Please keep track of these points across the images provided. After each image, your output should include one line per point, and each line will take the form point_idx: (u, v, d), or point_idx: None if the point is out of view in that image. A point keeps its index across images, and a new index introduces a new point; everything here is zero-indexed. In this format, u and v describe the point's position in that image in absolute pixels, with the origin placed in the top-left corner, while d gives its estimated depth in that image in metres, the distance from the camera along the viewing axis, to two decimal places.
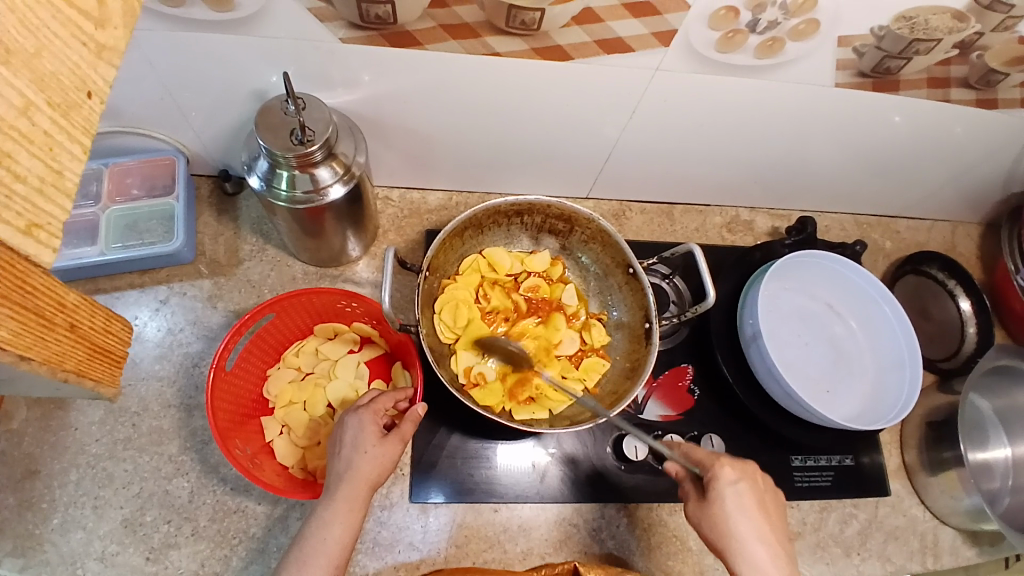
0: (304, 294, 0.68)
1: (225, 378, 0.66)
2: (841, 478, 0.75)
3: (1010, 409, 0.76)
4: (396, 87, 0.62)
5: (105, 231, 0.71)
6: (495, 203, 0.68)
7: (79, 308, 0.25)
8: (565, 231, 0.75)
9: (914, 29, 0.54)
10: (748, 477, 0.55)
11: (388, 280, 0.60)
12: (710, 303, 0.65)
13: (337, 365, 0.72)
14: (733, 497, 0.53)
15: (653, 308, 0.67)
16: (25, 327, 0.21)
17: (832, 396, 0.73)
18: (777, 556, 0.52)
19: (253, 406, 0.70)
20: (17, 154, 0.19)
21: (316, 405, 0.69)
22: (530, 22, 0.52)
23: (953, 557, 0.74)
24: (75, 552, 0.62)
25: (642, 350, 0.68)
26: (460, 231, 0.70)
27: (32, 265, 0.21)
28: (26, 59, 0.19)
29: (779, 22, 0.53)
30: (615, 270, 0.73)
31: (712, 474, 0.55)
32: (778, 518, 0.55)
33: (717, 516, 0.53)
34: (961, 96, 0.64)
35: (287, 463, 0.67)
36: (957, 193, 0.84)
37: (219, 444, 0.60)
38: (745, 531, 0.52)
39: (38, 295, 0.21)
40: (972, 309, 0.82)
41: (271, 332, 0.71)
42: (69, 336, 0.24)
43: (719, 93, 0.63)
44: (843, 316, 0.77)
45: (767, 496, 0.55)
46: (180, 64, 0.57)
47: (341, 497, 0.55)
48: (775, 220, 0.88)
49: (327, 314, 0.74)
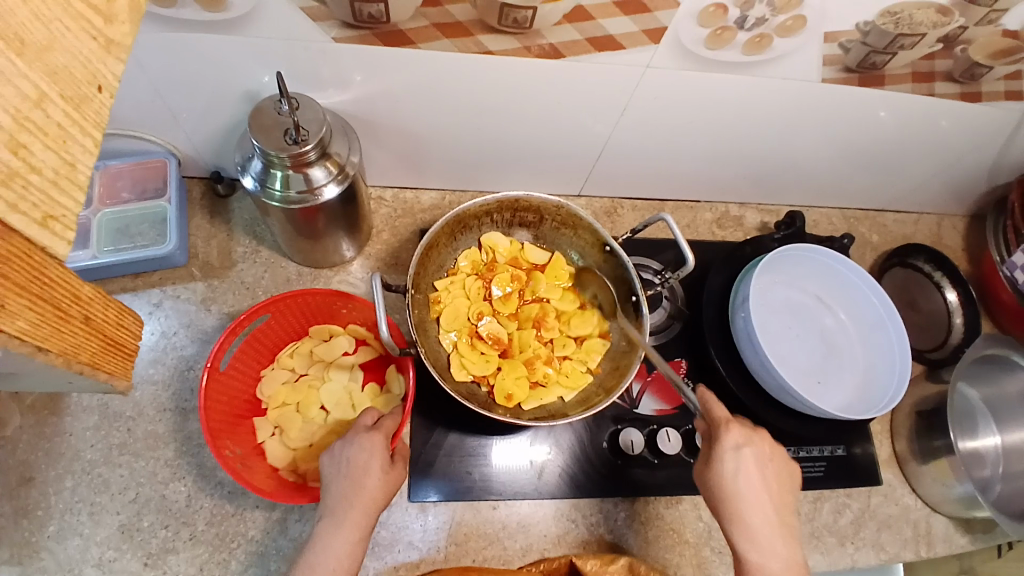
0: (298, 295, 0.68)
1: (217, 379, 0.66)
2: (834, 468, 0.76)
3: (998, 398, 0.77)
4: (389, 86, 0.62)
5: (96, 235, 0.71)
6: (465, 207, 0.68)
7: (93, 300, 0.24)
8: (535, 221, 0.74)
9: (898, 24, 0.55)
10: (753, 442, 0.55)
11: (381, 305, 0.59)
12: (689, 265, 0.68)
13: (331, 367, 0.72)
14: (733, 461, 0.54)
15: (637, 281, 0.67)
16: (43, 319, 0.21)
17: (823, 387, 0.74)
18: (774, 520, 0.54)
19: (244, 407, 0.70)
20: (32, 146, 0.19)
21: (310, 406, 0.69)
22: (522, 21, 0.53)
23: (946, 545, 0.76)
24: (72, 559, 0.61)
25: (632, 325, 0.69)
26: (434, 242, 0.69)
27: (46, 257, 0.20)
28: (39, 51, 0.19)
29: (767, 19, 0.54)
30: (591, 250, 0.73)
31: (716, 436, 0.56)
32: (778, 481, 0.56)
33: (716, 478, 0.55)
34: (946, 90, 0.66)
35: (278, 465, 0.67)
36: (942, 186, 0.86)
37: (210, 445, 0.60)
38: (740, 496, 0.54)
39: (55, 287, 0.21)
40: (959, 300, 0.83)
41: (265, 333, 0.71)
42: (83, 328, 0.24)
43: (708, 91, 0.64)
44: (833, 308, 0.78)
45: (769, 460, 0.55)
46: (172, 65, 0.57)
47: (351, 523, 0.55)
48: (764, 215, 0.89)
49: (322, 316, 0.73)
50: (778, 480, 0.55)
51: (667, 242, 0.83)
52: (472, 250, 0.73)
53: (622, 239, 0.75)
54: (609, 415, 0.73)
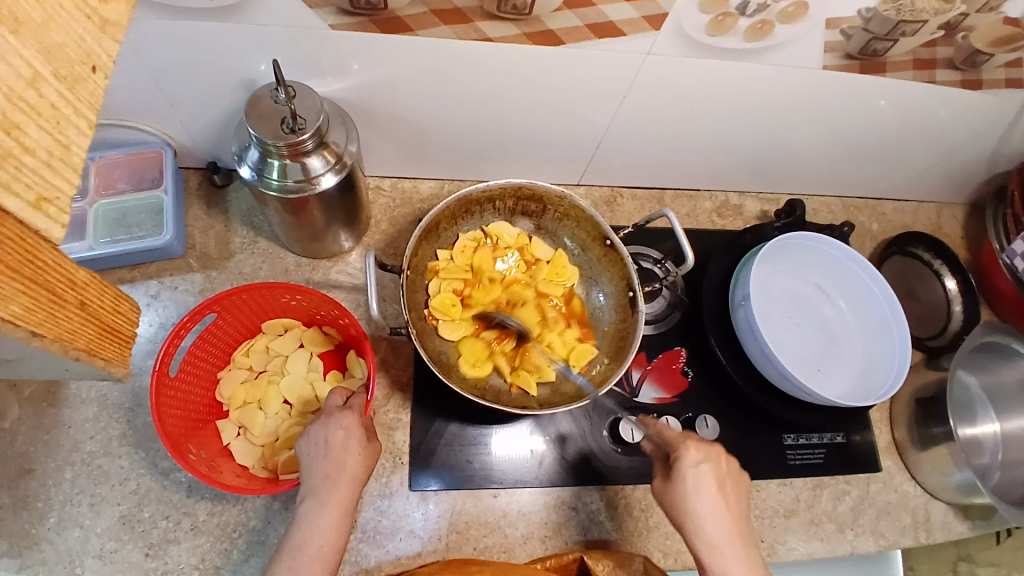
0: (243, 292, 0.67)
1: (170, 385, 0.65)
2: (833, 456, 0.76)
3: (995, 386, 0.78)
4: (388, 74, 0.61)
5: (92, 225, 0.70)
6: (467, 191, 0.67)
7: (89, 285, 0.23)
8: (538, 211, 0.74)
9: (900, 11, 0.55)
10: (712, 460, 0.56)
11: (371, 280, 0.59)
12: (690, 265, 0.68)
13: (288, 361, 0.72)
14: (695, 477, 0.55)
15: (636, 277, 0.68)
16: (36, 304, 0.20)
17: (823, 375, 0.74)
18: (735, 539, 0.53)
19: (206, 410, 0.70)
20: (26, 127, 0.19)
21: (271, 401, 0.70)
22: (521, 7, 0.52)
23: (943, 532, 0.76)
24: (73, 550, 0.61)
25: (630, 320, 0.69)
26: (435, 225, 0.69)
27: (42, 240, 0.20)
28: (34, 29, 0.19)
29: (768, 5, 0.53)
30: (592, 244, 0.73)
31: (676, 454, 0.56)
32: (737, 500, 0.56)
33: (676, 495, 0.55)
34: (947, 78, 0.65)
35: (247, 463, 0.67)
36: (942, 174, 0.86)
37: (172, 451, 0.59)
38: (702, 512, 0.54)
39: (48, 271, 0.21)
40: (958, 288, 0.83)
41: (216, 333, 0.71)
42: (77, 313, 0.23)
43: (708, 78, 0.63)
44: (832, 297, 0.78)
45: (727, 479, 0.56)
46: (165, 53, 0.56)
47: (335, 500, 0.55)
48: (765, 204, 0.88)
49: (274, 311, 0.74)
50: (736, 497, 0.56)
51: (668, 232, 0.83)
52: (474, 233, 0.73)
53: (626, 231, 0.75)
54: (610, 405, 0.73)
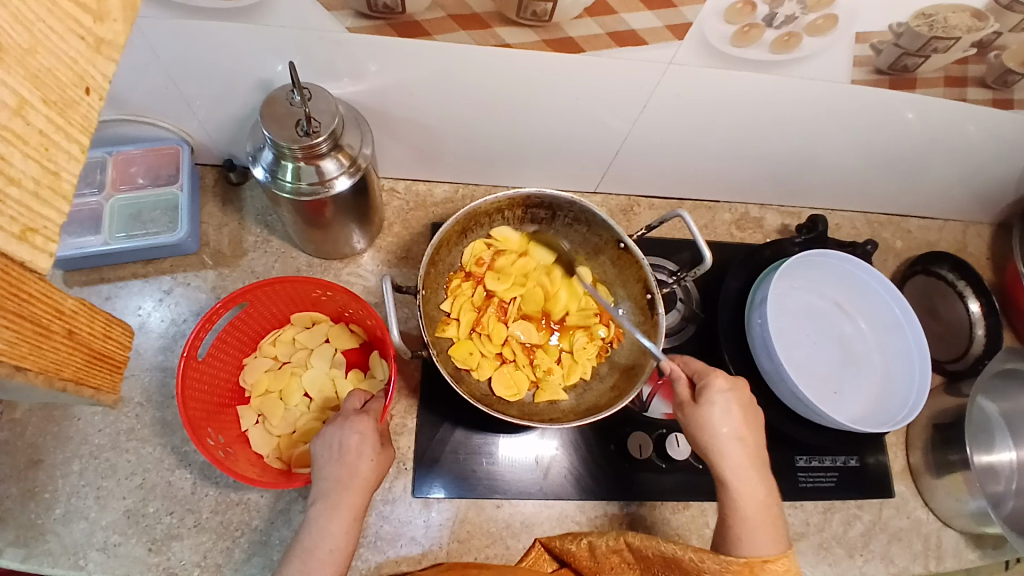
0: (276, 284, 0.66)
1: (198, 367, 0.65)
2: (846, 478, 0.75)
3: (1016, 412, 0.75)
4: (404, 77, 0.60)
5: (108, 220, 0.71)
6: (474, 206, 0.66)
7: (78, 314, 0.25)
8: (547, 219, 0.73)
9: (932, 27, 0.53)
10: (737, 384, 0.56)
11: (389, 309, 0.58)
12: (707, 263, 0.66)
13: (313, 355, 0.72)
14: (723, 401, 0.54)
15: (651, 279, 0.66)
16: (20, 337, 0.21)
17: (839, 398, 0.72)
18: (754, 461, 0.54)
19: (228, 395, 0.70)
20: (11, 157, 0.19)
21: (292, 393, 0.70)
22: (541, 14, 0.51)
23: (955, 560, 0.74)
24: (78, 542, 0.62)
25: (649, 322, 0.68)
26: (444, 243, 0.68)
27: (25, 271, 0.21)
28: (20, 56, 0.20)
29: (796, 17, 0.51)
30: (604, 247, 0.71)
31: (705, 379, 0.55)
32: (757, 423, 0.56)
33: (702, 418, 0.54)
34: (978, 96, 0.63)
35: (263, 452, 0.67)
36: (970, 193, 0.83)
37: (191, 435, 0.59)
38: (728, 435, 0.54)
39: (33, 303, 0.22)
40: (981, 311, 0.81)
41: (247, 320, 0.71)
42: (67, 342, 0.24)
43: (730, 88, 0.62)
44: (853, 316, 0.76)
45: (750, 402, 0.56)
46: (182, 51, 0.56)
47: (347, 506, 0.55)
48: (785, 217, 0.86)
49: (303, 303, 0.73)
50: (757, 420, 0.56)
51: (684, 243, 0.81)
52: (478, 243, 0.71)
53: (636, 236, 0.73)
54: (618, 418, 0.72)
